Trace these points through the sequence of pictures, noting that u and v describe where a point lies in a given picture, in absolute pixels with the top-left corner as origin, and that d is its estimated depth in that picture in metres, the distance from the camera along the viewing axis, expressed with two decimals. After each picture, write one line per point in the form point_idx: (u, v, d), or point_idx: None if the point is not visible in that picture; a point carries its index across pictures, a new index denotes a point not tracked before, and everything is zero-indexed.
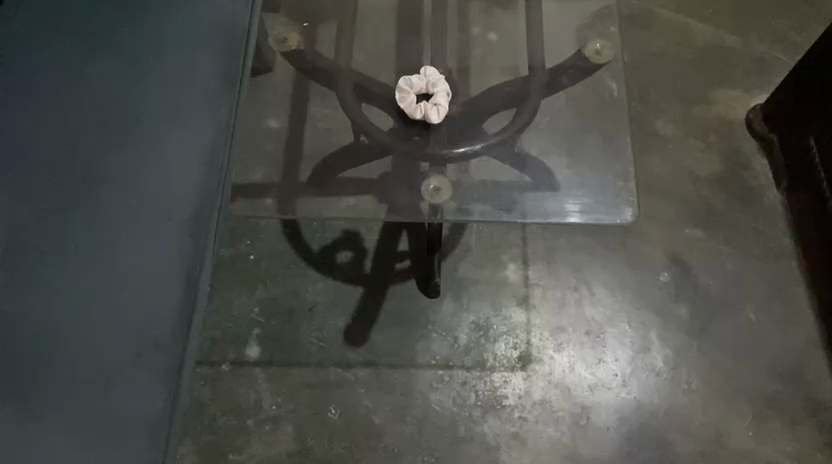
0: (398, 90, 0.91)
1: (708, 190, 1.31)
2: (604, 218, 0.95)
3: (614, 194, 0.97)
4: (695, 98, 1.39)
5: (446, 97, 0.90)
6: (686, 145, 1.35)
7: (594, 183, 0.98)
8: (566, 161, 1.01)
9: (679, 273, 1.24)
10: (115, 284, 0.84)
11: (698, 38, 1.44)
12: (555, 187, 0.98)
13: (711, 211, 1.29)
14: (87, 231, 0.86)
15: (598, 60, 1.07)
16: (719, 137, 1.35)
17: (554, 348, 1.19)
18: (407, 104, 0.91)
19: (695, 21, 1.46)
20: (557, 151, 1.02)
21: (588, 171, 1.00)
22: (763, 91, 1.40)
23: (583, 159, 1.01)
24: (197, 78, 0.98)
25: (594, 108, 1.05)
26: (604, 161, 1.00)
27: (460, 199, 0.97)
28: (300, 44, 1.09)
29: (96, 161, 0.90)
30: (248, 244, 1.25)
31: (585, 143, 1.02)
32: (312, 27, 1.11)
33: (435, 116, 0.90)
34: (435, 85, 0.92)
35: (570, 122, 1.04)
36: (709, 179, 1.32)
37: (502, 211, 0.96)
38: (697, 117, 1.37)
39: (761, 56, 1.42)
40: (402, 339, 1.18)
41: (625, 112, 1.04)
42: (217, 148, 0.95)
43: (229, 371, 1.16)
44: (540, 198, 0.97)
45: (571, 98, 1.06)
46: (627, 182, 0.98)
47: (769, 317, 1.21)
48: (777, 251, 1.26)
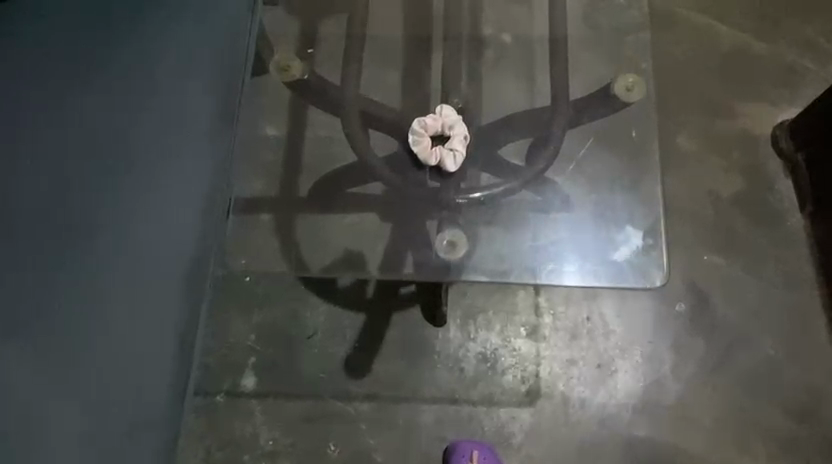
0: (412, 133, 0.94)
1: (728, 213, 1.24)
2: (633, 280, 0.90)
3: (644, 253, 0.91)
4: (719, 109, 1.30)
5: (461, 146, 0.93)
6: (707, 162, 1.27)
7: (622, 239, 0.92)
8: (587, 211, 0.95)
9: (695, 302, 1.19)
10: (106, 332, 0.81)
11: (726, 42, 1.35)
12: (572, 241, 0.93)
13: (732, 235, 1.23)
14: (75, 271, 0.82)
15: (626, 97, 0.99)
16: (742, 153, 1.28)
17: (564, 382, 1.14)
18: (421, 150, 0.93)
19: (723, 22, 1.37)
20: (579, 198, 0.96)
21: (610, 226, 0.94)
22: (791, 104, 1.31)
23: (605, 211, 0.95)
24: (197, 105, 0.94)
25: (623, 151, 0.97)
26: (629, 216, 0.94)
27: (470, 252, 0.92)
28: (304, 72, 1.02)
29: (86, 201, 0.85)
30: None
31: (610, 192, 0.96)
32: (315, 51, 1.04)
33: (450, 163, 0.92)
34: (451, 129, 0.94)
35: (597, 165, 0.97)
36: (730, 200, 1.25)
37: (512, 268, 0.91)
38: (720, 131, 1.29)
39: (790, 65, 1.34)
40: (405, 369, 1.13)
41: (656, 157, 0.97)
42: (215, 189, 0.93)
43: (225, 402, 1.11)
44: (554, 255, 0.92)
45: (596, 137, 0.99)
46: (657, 238, 0.92)
47: (788, 351, 1.17)
48: (799, 280, 1.21)
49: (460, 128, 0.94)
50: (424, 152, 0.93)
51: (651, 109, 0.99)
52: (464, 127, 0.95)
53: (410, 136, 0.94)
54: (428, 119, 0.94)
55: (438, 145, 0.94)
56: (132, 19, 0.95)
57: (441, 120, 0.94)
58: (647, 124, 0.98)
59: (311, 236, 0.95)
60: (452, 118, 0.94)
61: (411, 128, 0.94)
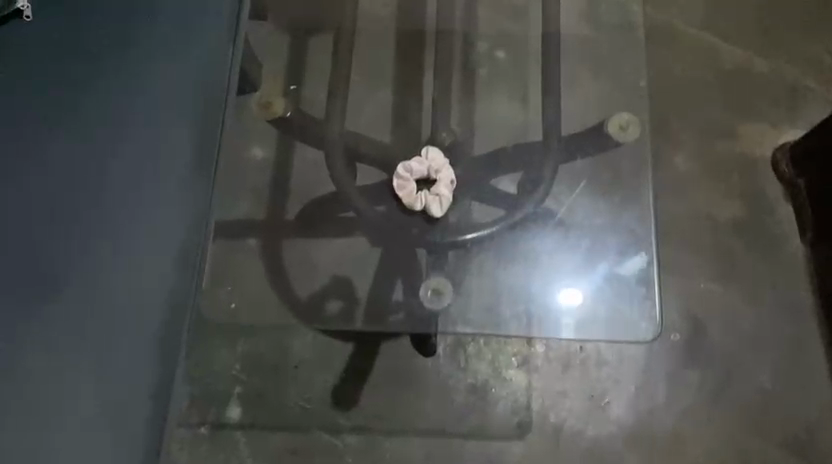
0: (398, 177, 1.00)
1: (726, 239, 1.21)
2: (625, 335, 0.95)
3: (636, 307, 0.96)
4: (719, 131, 1.27)
5: (445, 190, 0.99)
6: (706, 186, 1.24)
7: (614, 289, 0.97)
8: (586, 252, 1.00)
9: (690, 331, 1.17)
10: (86, 376, 0.83)
11: (727, 61, 1.31)
12: (568, 288, 0.98)
13: (729, 262, 1.20)
14: (58, 316, 0.84)
15: (622, 136, 1.06)
16: (741, 177, 1.25)
17: (556, 414, 1.12)
18: (406, 194, 1.00)
19: (725, 40, 1.33)
20: (577, 240, 1.01)
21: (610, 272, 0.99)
22: (793, 126, 1.28)
23: (604, 256, 1.00)
24: (176, 142, 0.94)
25: (622, 196, 1.03)
26: (629, 261, 0.99)
27: (469, 299, 0.97)
28: (286, 108, 1.13)
29: (68, 253, 0.87)
30: None
31: (610, 235, 1.01)
32: (299, 89, 1.14)
33: (436, 209, 0.99)
34: (435, 173, 1.00)
35: (591, 207, 1.04)
36: (728, 226, 1.22)
37: (512, 317, 0.96)
38: (719, 154, 1.26)
39: (793, 85, 1.30)
40: (394, 401, 1.11)
41: (652, 198, 1.04)
42: (194, 225, 0.91)
43: (209, 434, 1.09)
44: (550, 300, 0.97)
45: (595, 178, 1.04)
46: (648, 290, 0.97)
47: (785, 384, 1.14)
48: (797, 310, 1.18)
49: (445, 172, 1.00)
50: (409, 195, 1.00)
51: (646, 152, 1.05)
52: (449, 170, 1.01)
53: (396, 179, 1.01)
54: (413, 164, 1.00)
55: (424, 190, 1.00)
56: (119, 49, 0.97)
57: (425, 164, 1.01)
58: (643, 167, 1.04)
59: (300, 259, 1.09)
60: (437, 163, 1.01)
61: (396, 173, 1.01)
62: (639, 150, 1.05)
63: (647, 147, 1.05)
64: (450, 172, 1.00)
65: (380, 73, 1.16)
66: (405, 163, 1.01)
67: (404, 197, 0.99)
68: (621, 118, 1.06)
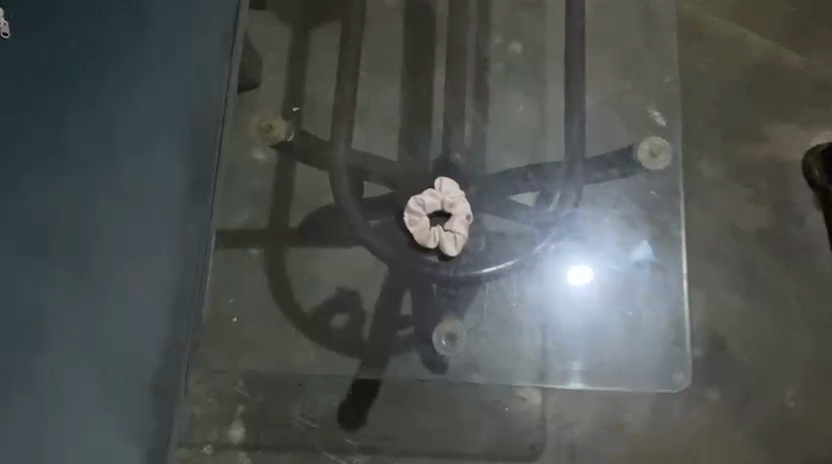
0: (410, 211, 0.97)
1: (751, 249, 1.15)
2: (651, 385, 0.94)
3: (665, 355, 0.95)
4: (747, 133, 1.20)
5: (460, 228, 0.95)
6: (732, 192, 1.17)
7: (636, 333, 0.97)
8: (606, 292, 0.98)
9: (711, 347, 1.12)
10: (96, 386, 0.86)
11: (758, 55, 1.23)
12: (587, 333, 0.97)
13: (753, 274, 1.14)
14: (77, 325, 0.87)
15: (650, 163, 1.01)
16: (768, 182, 1.18)
17: (570, 434, 1.08)
18: (419, 231, 0.96)
19: (756, 32, 1.24)
20: (600, 279, 0.98)
21: (632, 316, 0.97)
22: (825, 127, 1.20)
23: (625, 298, 0.97)
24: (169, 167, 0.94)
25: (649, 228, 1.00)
26: (654, 305, 0.97)
27: (482, 342, 0.96)
28: (287, 132, 1.09)
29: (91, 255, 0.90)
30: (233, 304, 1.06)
31: (633, 276, 0.97)
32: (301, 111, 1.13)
33: (451, 247, 0.96)
34: (449, 208, 0.97)
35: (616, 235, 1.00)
36: (754, 235, 1.16)
37: (528, 365, 0.95)
38: (745, 157, 1.19)
39: (826, 82, 1.22)
40: (402, 421, 1.07)
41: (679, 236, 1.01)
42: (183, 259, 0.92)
43: (212, 454, 1.06)
44: (569, 346, 0.97)
45: (620, 210, 1.02)
46: (678, 335, 0.96)
47: (810, 404, 1.09)
48: (824, 325, 1.13)
49: (459, 207, 0.96)
50: (422, 232, 0.96)
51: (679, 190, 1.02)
52: (465, 204, 0.97)
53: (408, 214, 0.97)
54: (426, 198, 0.97)
55: (438, 226, 0.97)
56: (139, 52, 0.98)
57: (439, 198, 0.97)
58: (671, 195, 1.02)
59: (300, 272, 1.09)
60: (451, 196, 0.97)
61: (407, 208, 0.97)
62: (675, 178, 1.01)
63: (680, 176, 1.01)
64: (467, 207, 0.96)
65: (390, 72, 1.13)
66: (418, 197, 0.97)
67: (417, 234, 0.96)
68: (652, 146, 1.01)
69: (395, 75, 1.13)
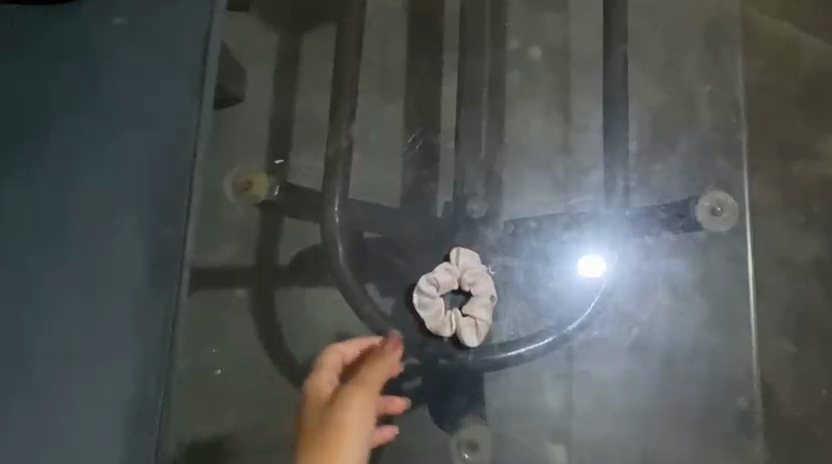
0: (422, 290, 0.83)
1: (804, 284, 1.01)
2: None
3: (702, 425, 0.88)
4: (797, 149, 1.05)
5: (482, 315, 0.81)
6: (781, 218, 1.04)
7: (673, 403, 0.89)
8: (645, 371, 0.89)
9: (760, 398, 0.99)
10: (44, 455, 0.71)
11: (809, 59, 1.07)
12: (619, 419, 0.88)
13: (806, 313, 1.00)
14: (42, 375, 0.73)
15: (728, 217, 0.91)
16: (824, 206, 1.03)
17: None
18: (432, 315, 0.82)
19: (812, 29, 1.07)
20: (638, 358, 0.89)
21: (671, 400, 0.89)
22: None
23: (659, 371, 0.89)
24: (131, 254, 0.75)
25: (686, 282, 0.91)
26: (693, 388, 0.89)
27: (503, 432, 0.86)
28: (269, 190, 0.89)
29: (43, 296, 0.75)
30: (215, 353, 0.90)
31: (676, 353, 0.89)
32: (287, 164, 0.95)
33: (471, 338, 0.81)
34: (469, 287, 0.83)
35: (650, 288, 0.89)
36: (808, 268, 1.02)
37: (554, 456, 0.86)
38: (797, 178, 1.04)
39: None
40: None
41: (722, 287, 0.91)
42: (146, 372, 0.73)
43: None
44: (597, 434, 0.87)
45: (669, 262, 0.90)
46: (718, 401, 0.89)
47: None
48: None
49: (481, 287, 0.83)
50: (436, 317, 0.81)
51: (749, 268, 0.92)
52: (488, 282, 0.83)
53: (419, 293, 0.83)
54: (442, 276, 0.82)
55: (456, 310, 0.82)
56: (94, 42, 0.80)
57: (458, 275, 0.83)
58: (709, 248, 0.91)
59: (293, 315, 0.94)
60: (472, 272, 0.83)
61: (418, 286, 0.83)
62: (734, 244, 0.91)
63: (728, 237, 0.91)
64: (487, 287, 0.83)
65: (392, 85, 0.96)
66: (432, 273, 0.83)
67: (429, 320, 0.81)
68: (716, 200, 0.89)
69: (397, 89, 0.96)
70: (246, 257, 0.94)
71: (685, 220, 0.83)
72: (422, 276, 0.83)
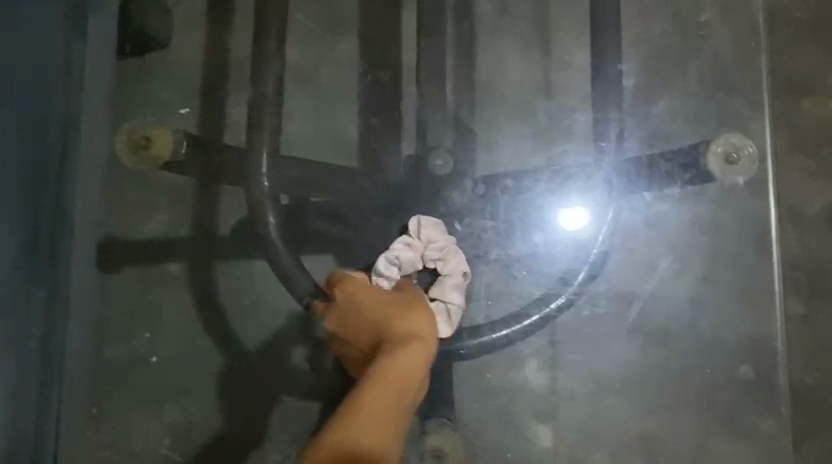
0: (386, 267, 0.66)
1: (819, 239, 0.90)
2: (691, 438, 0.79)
3: (707, 396, 0.79)
4: (813, 82, 0.92)
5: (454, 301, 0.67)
6: (791, 163, 0.91)
7: (675, 368, 0.79)
8: (641, 347, 0.79)
9: None
10: None
11: None
12: (612, 402, 0.79)
13: (822, 271, 0.89)
14: None
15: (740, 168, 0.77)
16: None
17: None
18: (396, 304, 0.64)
19: None
20: (632, 339, 0.79)
21: (663, 382, 0.79)
22: None
23: (657, 341, 0.79)
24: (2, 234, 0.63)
25: (687, 233, 0.80)
26: (692, 367, 0.79)
27: (483, 418, 0.77)
28: (171, 152, 0.70)
29: None
30: (148, 338, 0.78)
31: (675, 326, 0.79)
32: (223, 108, 0.80)
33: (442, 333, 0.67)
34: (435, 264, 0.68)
35: (646, 248, 0.79)
36: (823, 219, 0.90)
37: (538, 440, 0.79)
38: (812, 117, 0.92)
39: None
40: None
41: (729, 230, 0.80)
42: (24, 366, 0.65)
43: None
44: (584, 418, 0.79)
45: (664, 222, 0.79)
46: (718, 370, 0.79)
47: None
48: None
49: (450, 264, 0.68)
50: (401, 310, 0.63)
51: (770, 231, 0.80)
52: (458, 257, 0.69)
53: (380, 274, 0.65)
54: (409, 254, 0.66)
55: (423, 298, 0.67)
56: None
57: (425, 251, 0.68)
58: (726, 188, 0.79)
59: (241, 291, 0.78)
60: (437, 246, 0.68)
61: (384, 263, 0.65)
62: (741, 197, 0.79)
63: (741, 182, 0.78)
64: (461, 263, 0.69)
65: (341, 19, 0.82)
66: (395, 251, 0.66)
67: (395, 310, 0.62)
68: (732, 145, 0.76)
69: (348, 23, 0.82)
70: (178, 226, 0.79)
71: (692, 172, 0.70)
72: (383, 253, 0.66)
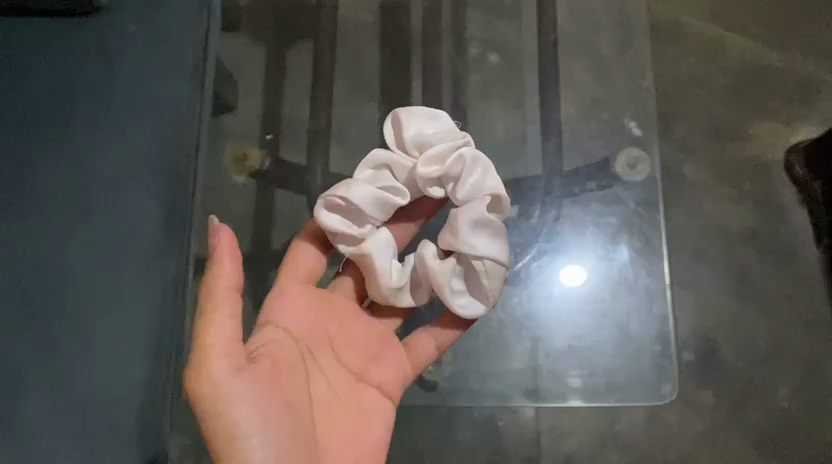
0: (338, 233, 0.72)
1: (740, 249, 1.15)
2: (647, 398, 0.93)
3: (655, 363, 0.94)
4: (729, 132, 1.20)
5: (477, 254, 0.70)
6: (717, 192, 1.17)
7: (636, 331, 0.96)
8: (596, 296, 0.98)
9: (704, 353, 1.11)
10: (70, 386, 0.71)
11: (736, 56, 1.23)
12: (575, 368, 0.97)
13: (744, 276, 1.14)
14: (88, 289, 0.74)
15: (629, 174, 1.00)
16: (754, 182, 1.18)
17: (567, 430, 1.07)
18: (402, 266, 0.75)
19: (735, 32, 1.24)
20: (582, 296, 0.98)
21: (621, 327, 0.97)
22: (805, 123, 1.20)
23: (613, 321, 0.98)
24: (141, 195, 0.77)
25: (635, 224, 0.99)
26: (644, 317, 0.96)
27: (468, 369, 0.95)
28: (262, 160, 1.02)
29: (65, 236, 0.75)
30: None
31: (624, 299, 0.97)
32: (277, 138, 1.05)
33: (465, 308, 0.73)
34: (448, 186, 0.74)
35: (599, 231, 0.99)
36: (741, 234, 1.15)
37: (518, 397, 0.93)
38: (730, 158, 1.19)
39: (803, 78, 1.22)
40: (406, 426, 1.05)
41: (661, 217, 0.98)
42: (147, 341, 0.73)
43: None
44: (555, 375, 0.95)
45: (616, 229, 0.99)
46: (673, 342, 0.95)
47: (802, 400, 1.08)
48: (816, 323, 1.12)
49: (464, 186, 0.72)
50: (404, 268, 0.75)
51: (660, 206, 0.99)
52: (473, 175, 0.72)
53: (342, 243, 0.73)
54: (366, 180, 0.74)
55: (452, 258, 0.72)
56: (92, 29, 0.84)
57: (407, 170, 0.75)
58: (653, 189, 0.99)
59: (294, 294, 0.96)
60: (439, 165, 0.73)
61: (319, 215, 0.71)
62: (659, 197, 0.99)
63: (658, 187, 0.99)
64: (478, 180, 0.72)
65: (367, 86, 1.10)
66: (347, 193, 0.70)
67: (376, 260, 0.72)
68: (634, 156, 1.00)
69: (373, 90, 1.10)
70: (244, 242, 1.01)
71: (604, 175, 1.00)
72: (331, 198, 0.71)
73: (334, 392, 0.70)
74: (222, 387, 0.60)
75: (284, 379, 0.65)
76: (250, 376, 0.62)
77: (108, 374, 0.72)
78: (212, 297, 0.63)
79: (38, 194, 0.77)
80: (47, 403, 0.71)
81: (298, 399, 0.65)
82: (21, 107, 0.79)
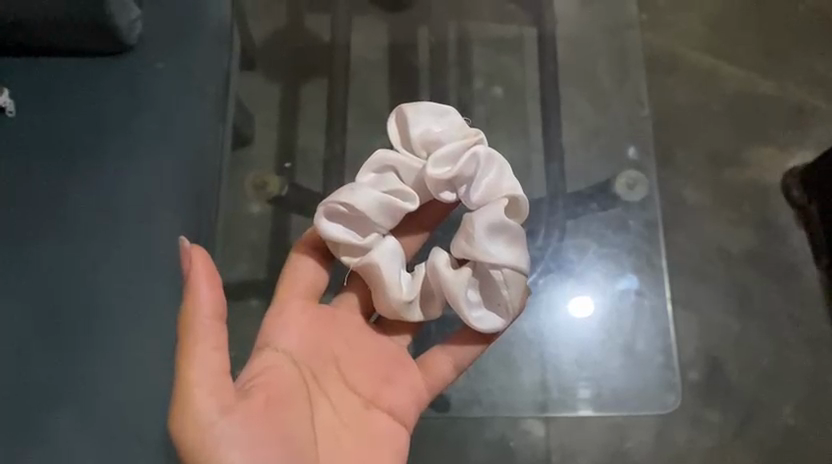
0: (341, 241, 0.75)
1: (740, 269, 1.18)
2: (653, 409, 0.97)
3: (658, 377, 0.99)
4: (727, 157, 1.24)
5: (495, 259, 0.73)
6: (716, 215, 1.21)
7: (641, 345, 1.01)
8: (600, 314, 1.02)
9: (709, 372, 1.13)
10: (98, 400, 0.75)
11: (731, 85, 1.28)
12: (586, 383, 0.99)
13: (745, 296, 1.17)
14: (115, 308, 0.78)
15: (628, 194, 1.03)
16: (752, 204, 1.21)
17: (578, 449, 1.09)
18: (412, 277, 0.78)
19: (729, 62, 1.29)
20: (583, 315, 1.02)
21: (624, 345, 1.01)
22: (799, 147, 1.25)
23: (617, 336, 1.01)
24: (165, 219, 0.82)
25: (634, 245, 1.03)
26: (649, 331, 1.00)
27: (480, 388, 0.99)
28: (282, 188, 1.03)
29: (94, 259, 0.80)
30: None
31: (626, 314, 1.01)
32: (294, 168, 1.11)
33: (480, 322, 0.76)
34: (461, 187, 0.77)
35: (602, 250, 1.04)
36: (742, 256, 1.19)
37: (527, 412, 0.96)
38: (729, 182, 1.23)
39: (796, 105, 1.27)
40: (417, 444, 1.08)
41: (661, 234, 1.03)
42: (171, 356, 0.77)
43: None
44: (565, 391, 0.98)
45: (619, 247, 1.03)
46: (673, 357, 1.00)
47: (807, 416, 1.10)
48: (818, 340, 1.14)
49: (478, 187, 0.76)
50: (412, 281, 0.77)
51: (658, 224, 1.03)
52: (486, 176, 0.76)
53: (346, 253, 0.76)
54: (370, 184, 0.77)
55: (469, 268, 0.75)
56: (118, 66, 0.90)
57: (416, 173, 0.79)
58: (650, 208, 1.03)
59: None
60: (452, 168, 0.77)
61: (321, 225, 0.74)
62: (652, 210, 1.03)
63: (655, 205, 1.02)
64: (492, 181, 0.76)
65: (376, 118, 1.15)
66: (351, 200, 0.74)
67: (383, 271, 0.75)
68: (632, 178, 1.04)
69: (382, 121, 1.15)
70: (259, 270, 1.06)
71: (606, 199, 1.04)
72: (336, 203, 0.74)
73: (331, 417, 0.72)
74: (212, 426, 0.62)
75: (277, 410, 0.66)
76: (239, 415, 0.63)
77: (134, 388, 0.76)
78: (194, 333, 0.63)
79: (68, 221, 0.81)
80: (77, 417, 0.74)
81: (293, 428, 0.67)
82: (54, 139, 0.84)
